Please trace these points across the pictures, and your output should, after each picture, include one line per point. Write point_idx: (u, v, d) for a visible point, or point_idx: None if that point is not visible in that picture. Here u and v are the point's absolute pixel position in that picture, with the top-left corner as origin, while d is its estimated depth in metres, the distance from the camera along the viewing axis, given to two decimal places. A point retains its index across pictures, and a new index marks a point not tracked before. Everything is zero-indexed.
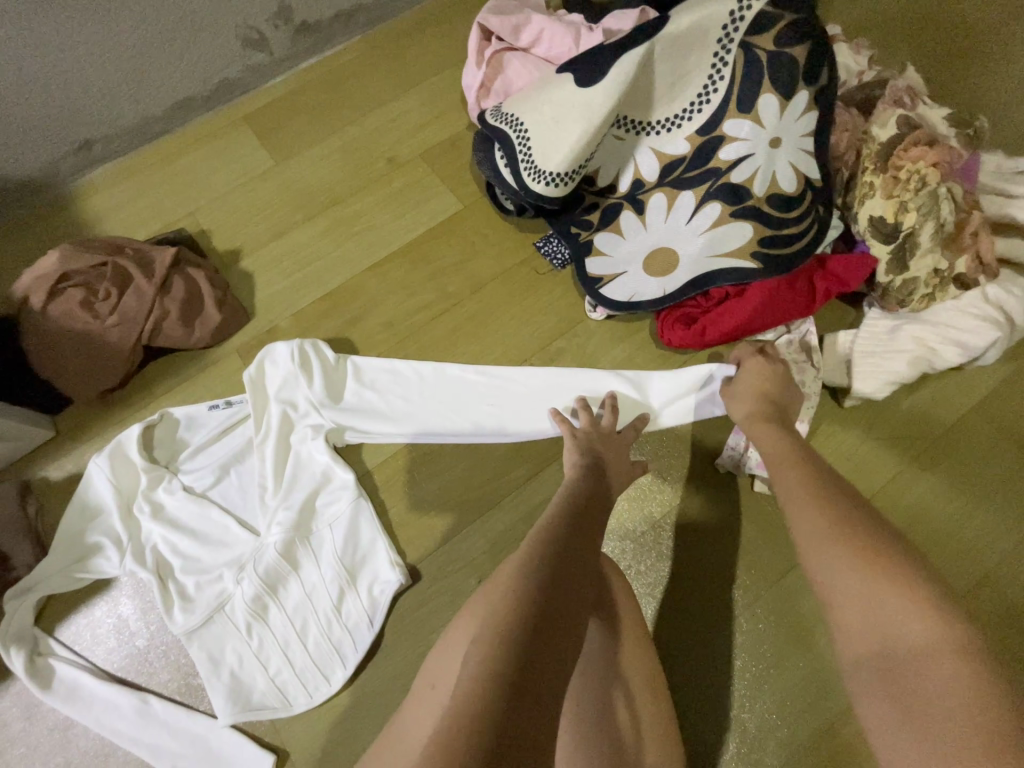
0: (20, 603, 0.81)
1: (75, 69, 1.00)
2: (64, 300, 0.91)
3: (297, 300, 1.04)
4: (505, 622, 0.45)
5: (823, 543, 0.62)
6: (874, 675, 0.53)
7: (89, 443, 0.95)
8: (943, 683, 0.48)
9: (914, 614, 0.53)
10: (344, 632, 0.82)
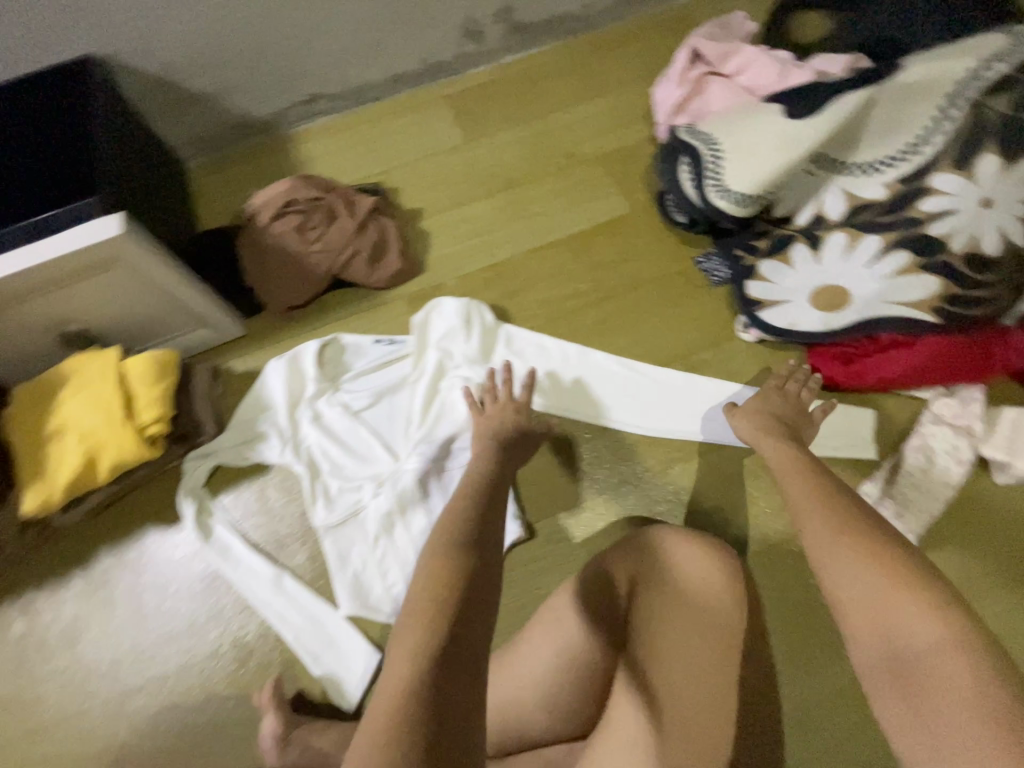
0: (199, 463, 0.94)
1: (328, 32, 1.15)
2: (284, 222, 1.05)
3: (464, 265, 1.14)
4: (424, 626, 0.48)
5: (832, 543, 0.60)
6: (877, 671, 0.53)
7: (269, 347, 1.08)
8: (947, 680, 0.49)
9: (924, 618, 0.52)
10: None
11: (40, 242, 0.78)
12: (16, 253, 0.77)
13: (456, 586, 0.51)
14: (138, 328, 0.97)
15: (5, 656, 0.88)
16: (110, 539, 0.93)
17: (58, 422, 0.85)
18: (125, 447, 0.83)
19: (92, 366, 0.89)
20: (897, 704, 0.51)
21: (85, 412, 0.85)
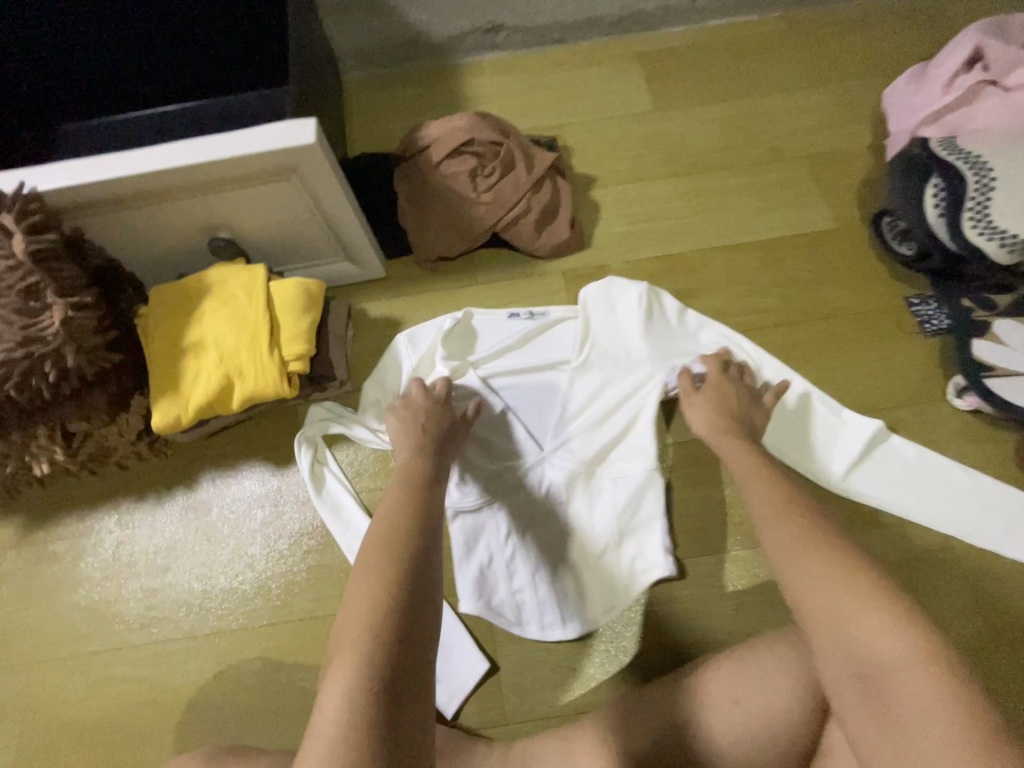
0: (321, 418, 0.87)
1: None
2: (459, 163, 0.94)
3: (635, 248, 1.01)
4: (354, 648, 0.47)
5: (791, 552, 0.51)
6: (844, 688, 0.44)
7: (408, 297, 0.98)
8: (922, 700, 0.40)
9: (884, 624, 0.43)
10: (596, 586, 0.79)
11: (219, 139, 0.69)
12: (194, 147, 0.69)
13: (387, 603, 0.51)
14: (286, 247, 0.89)
15: (95, 564, 0.84)
16: (219, 466, 0.88)
17: (197, 336, 0.78)
18: (263, 382, 0.75)
19: (238, 283, 0.81)
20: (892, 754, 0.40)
21: (225, 333, 0.77)
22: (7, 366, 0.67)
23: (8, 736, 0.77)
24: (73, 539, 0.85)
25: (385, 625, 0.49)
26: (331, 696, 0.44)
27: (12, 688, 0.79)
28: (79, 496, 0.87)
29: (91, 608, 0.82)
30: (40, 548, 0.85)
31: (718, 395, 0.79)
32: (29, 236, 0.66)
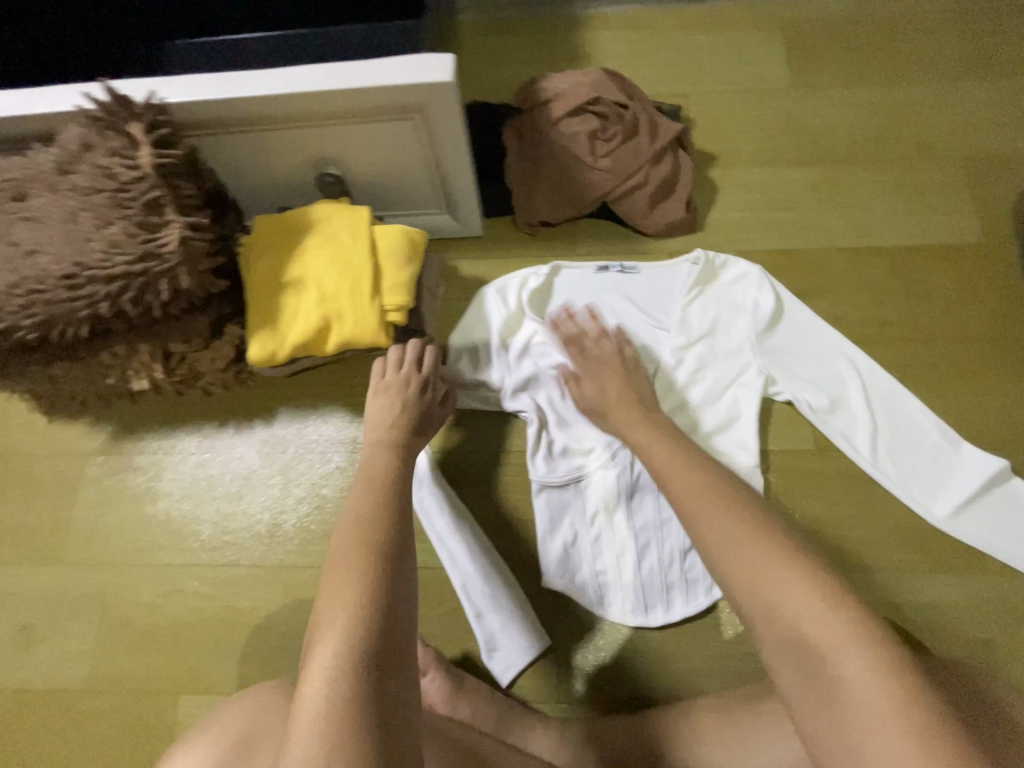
0: None
1: None
2: (577, 122, 0.88)
3: (749, 238, 0.93)
4: (341, 630, 0.43)
5: (723, 545, 0.48)
6: (794, 679, 0.43)
7: (503, 258, 0.95)
8: (864, 682, 0.39)
9: (829, 618, 0.42)
10: (647, 606, 0.77)
11: (349, 65, 0.65)
12: (324, 74, 0.65)
13: (380, 570, 0.48)
14: (386, 192, 0.85)
15: (175, 483, 0.87)
16: (298, 406, 0.88)
17: (297, 272, 0.77)
18: (361, 328, 0.74)
19: (340, 223, 0.79)
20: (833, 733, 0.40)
21: (327, 272, 0.76)
22: (126, 279, 0.65)
23: (84, 632, 0.81)
24: (159, 453, 0.89)
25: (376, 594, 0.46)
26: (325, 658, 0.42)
27: (93, 587, 0.83)
28: (169, 415, 0.90)
29: (170, 524, 0.86)
30: (131, 459, 0.89)
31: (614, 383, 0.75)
32: (151, 145, 0.65)
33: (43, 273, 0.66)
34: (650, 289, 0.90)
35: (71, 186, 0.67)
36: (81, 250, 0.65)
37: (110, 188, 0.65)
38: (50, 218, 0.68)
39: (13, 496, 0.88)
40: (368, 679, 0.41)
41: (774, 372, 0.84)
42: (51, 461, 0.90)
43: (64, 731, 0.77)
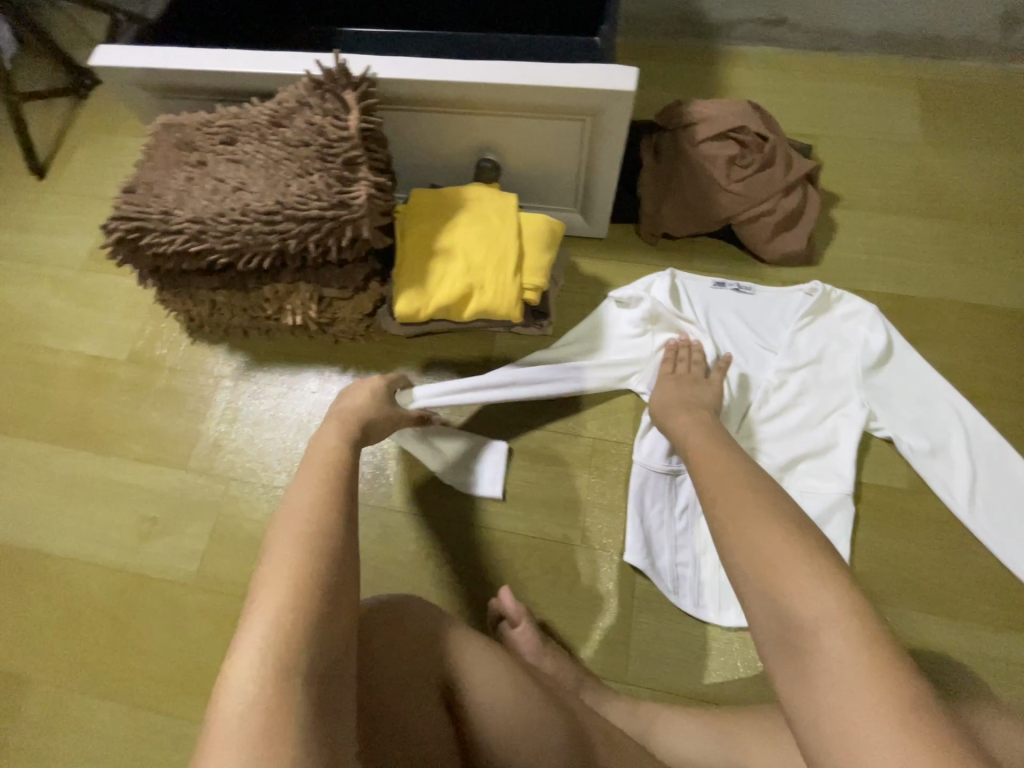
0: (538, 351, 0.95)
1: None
2: (718, 145, 0.93)
3: (864, 278, 0.96)
4: (257, 657, 0.43)
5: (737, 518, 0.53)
6: (771, 649, 0.46)
7: (622, 261, 1.01)
8: (837, 646, 0.42)
9: (815, 590, 0.45)
10: (721, 606, 0.79)
11: (543, 67, 0.73)
12: (519, 70, 0.73)
13: (304, 588, 0.47)
14: (531, 185, 0.93)
15: (294, 416, 0.96)
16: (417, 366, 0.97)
17: (448, 241, 0.84)
18: (499, 300, 0.81)
19: (491, 205, 0.86)
20: (798, 691, 0.43)
21: (476, 245, 0.83)
22: (317, 221, 0.73)
23: (198, 532, 0.90)
24: (283, 386, 0.98)
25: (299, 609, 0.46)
26: (245, 672, 0.42)
27: (210, 493, 0.92)
28: (299, 355, 1.00)
29: (285, 451, 0.94)
30: (258, 388, 0.99)
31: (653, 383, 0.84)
32: (362, 112, 0.74)
33: (246, 206, 0.75)
34: (766, 312, 0.95)
35: (283, 137, 0.77)
36: (285, 193, 0.74)
37: (317, 144, 0.75)
38: (259, 163, 0.78)
39: (152, 402, 0.99)
40: (288, 691, 0.42)
41: (876, 408, 0.86)
42: (189, 377, 1.00)
43: (167, 616, 0.85)
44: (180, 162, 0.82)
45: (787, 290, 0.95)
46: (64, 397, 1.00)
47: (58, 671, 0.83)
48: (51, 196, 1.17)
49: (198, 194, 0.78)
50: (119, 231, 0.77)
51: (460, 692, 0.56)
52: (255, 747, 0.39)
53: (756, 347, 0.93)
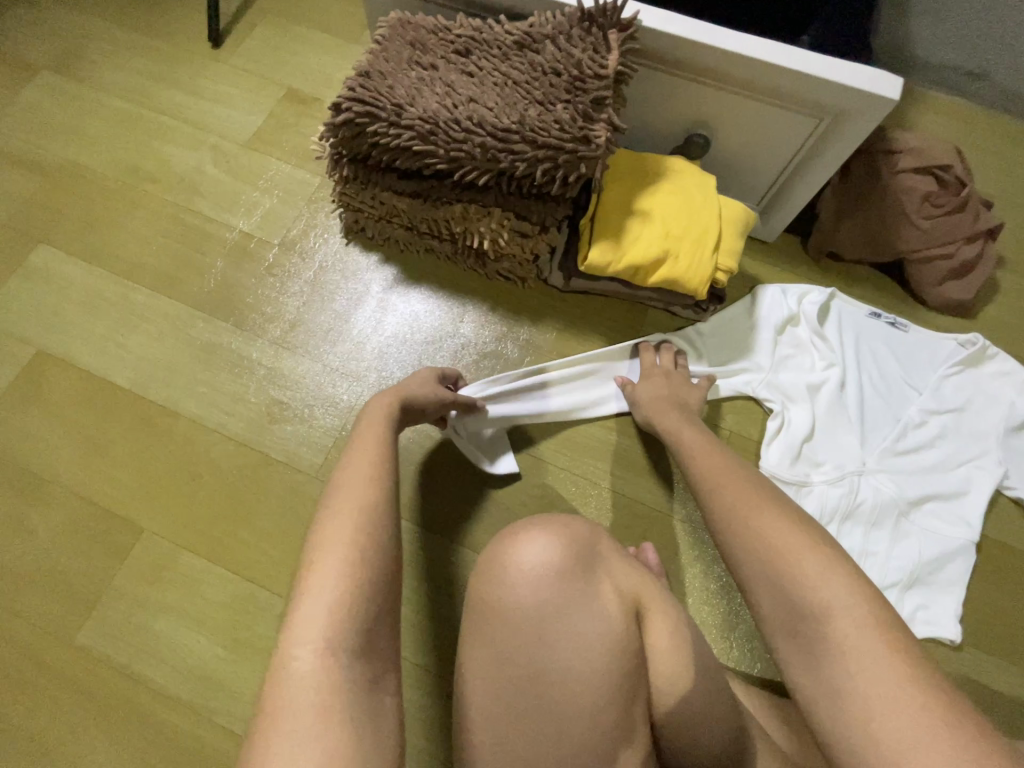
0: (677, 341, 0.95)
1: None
2: (915, 179, 0.94)
3: (1015, 343, 0.97)
4: (313, 632, 0.44)
5: (741, 507, 0.55)
6: (778, 634, 0.48)
7: (782, 269, 1.01)
8: (845, 637, 0.44)
9: (817, 576, 0.47)
10: None
11: (809, 54, 0.73)
12: (786, 54, 0.73)
13: (361, 567, 0.48)
14: (725, 171, 0.93)
15: (440, 341, 0.97)
16: (566, 322, 0.97)
17: (647, 204, 0.84)
18: (691, 273, 0.81)
19: (693, 181, 0.87)
20: (808, 672, 0.45)
21: (676, 215, 0.83)
22: (552, 150, 0.73)
23: (328, 427, 0.90)
24: (430, 306, 0.99)
25: (354, 594, 0.47)
26: (304, 649, 0.43)
27: (346, 394, 0.92)
28: (452, 282, 1.00)
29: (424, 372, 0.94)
30: (406, 304, 0.99)
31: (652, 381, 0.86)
32: (622, 54, 0.74)
33: (482, 120, 0.75)
34: (913, 352, 0.96)
35: (530, 61, 0.77)
36: (525, 114, 0.74)
37: (569, 76, 0.75)
38: (496, 79, 0.78)
39: (297, 292, 0.98)
40: (342, 666, 0.44)
41: (1010, 469, 0.88)
42: (337, 277, 1.00)
43: (285, 501, 0.85)
44: (411, 60, 0.81)
45: (938, 334, 0.96)
46: (212, 266, 0.99)
47: (168, 527, 0.84)
48: (222, 65, 1.15)
49: (430, 96, 0.77)
50: (350, 111, 0.77)
51: (652, 620, 0.53)
52: (315, 714, 0.41)
53: (900, 382, 0.94)
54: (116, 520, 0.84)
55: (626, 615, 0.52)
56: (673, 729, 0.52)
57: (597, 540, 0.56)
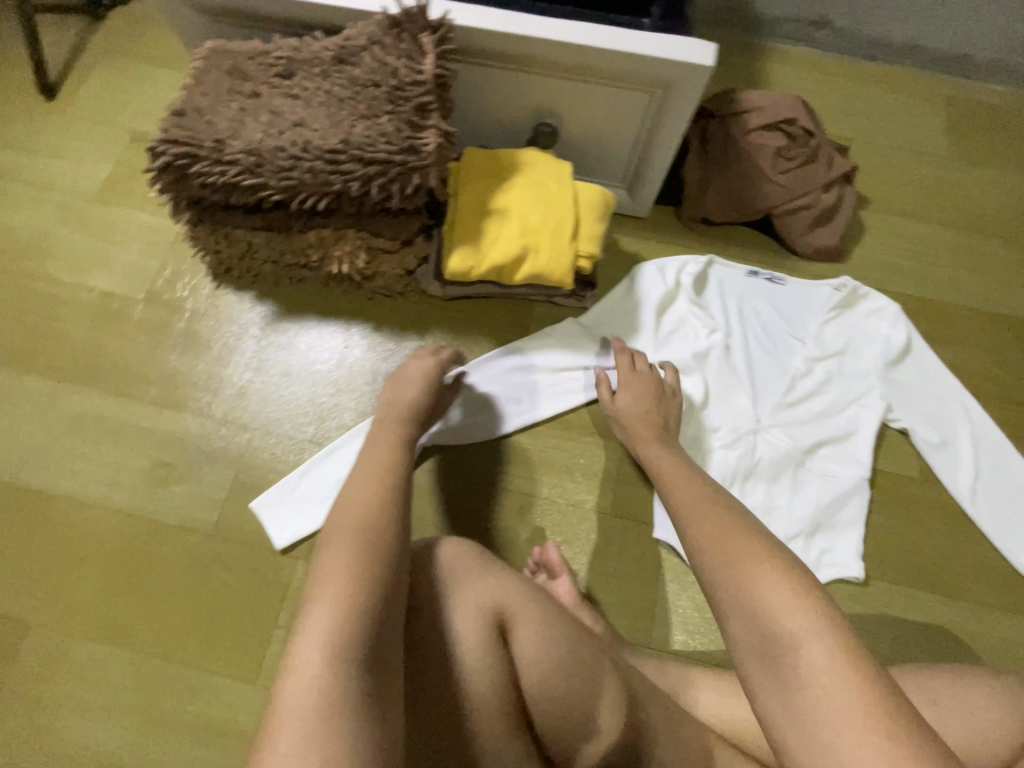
0: (559, 332, 0.94)
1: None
2: (767, 136, 0.96)
3: (889, 280, 1.01)
4: (326, 632, 0.44)
5: (718, 541, 0.51)
6: (749, 661, 0.44)
7: (661, 243, 1.02)
8: (821, 671, 0.41)
9: (791, 603, 0.45)
10: None
11: (625, 32, 0.73)
12: (601, 36, 0.73)
13: (368, 579, 0.47)
14: (583, 156, 0.93)
15: (326, 370, 0.93)
16: (452, 329, 0.96)
17: (502, 203, 0.83)
18: (554, 266, 0.81)
19: (546, 171, 0.86)
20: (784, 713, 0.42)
21: (531, 210, 0.82)
22: (383, 164, 0.71)
23: (220, 479, 0.86)
24: (314, 337, 0.95)
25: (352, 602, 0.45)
26: (311, 653, 0.43)
27: (233, 441, 0.88)
28: (331, 308, 0.96)
29: (316, 407, 0.91)
30: (287, 339, 0.95)
31: (635, 392, 0.84)
32: (438, 56, 0.72)
33: (308, 143, 0.72)
34: (795, 304, 0.98)
35: (350, 75, 0.74)
36: (352, 131, 0.72)
37: (389, 85, 0.72)
38: (320, 99, 0.75)
39: (170, 344, 0.94)
40: (350, 671, 0.43)
41: (893, 402, 0.91)
42: (211, 322, 0.95)
43: (182, 565, 0.82)
44: (232, 90, 0.77)
45: (814, 282, 0.99)
46: (74, 333, 0.94)
47: (62, 617, 0.79)
48: (60, 118, 1.08)
49: (254, 126, 0.74)
50: (168, 155, 0.73)
51: (518, 630, 0.53)
52: (321, 720, 0.40)
53: (784, 336, 0.96)
54: (3, 620, 0.79)
55: (487, 628, 0.52)
56: (549, 734, 0.52)
57: (462, 558, 0.56)
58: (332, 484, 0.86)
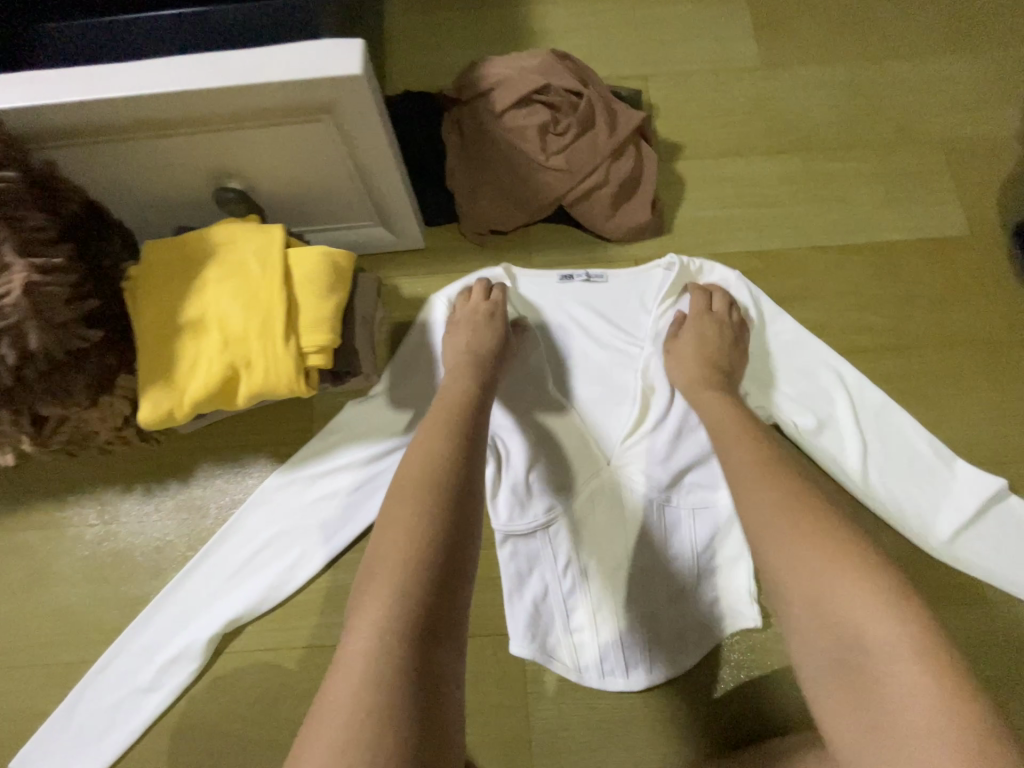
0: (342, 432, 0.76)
1: None
2: (526, 114, 0.77)
3: (722, 241, 0.84)
4: (390, 589, 0.47)
5: (779, 529, 0.51)
6: (826, 673, 0.46)
7: (446, 275, 0.83)
8: (908, 692, 0.42)
9: (878, 615, 0.45)
10: (627, 671, 0.70)
11: (239, 56, 0.53)
12: (200, 69, 0.52)
13: (428, 534, 0.50)
14: (304, 207, 0.73)
15: (71, 564, 0.74)
16: (218, 462, 0.77)
17: (191, 310, 0.62)
18: (279, 379, 0.62)
19: (244, 248, 0.64)
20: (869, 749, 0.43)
21: (229, 310, 0.62)
22: None
23: None
24: (47, 530, 0.75)
25: (421, 582, 0.47)
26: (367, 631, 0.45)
27: None
28: (59, 482, 0.76)
29: (68, 615, 0.72)
30: (10, 539, 0.74)
31: (698, 333, 0.73)
32: None
33: None
34: (623, 300, 0.80)
35: None
36: None
37: None
38: None
39: None
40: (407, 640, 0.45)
41: (756, 388, 0.75)
42: None
43: None
44: None
45: (642, 266, 0.80)
46: None
47: None
48: None
49: None
50: None
51: None
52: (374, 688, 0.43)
53: (615, 346, 0.78)
54: None
55: None
56: None
57: None
58: (108, 712, 0.68)
